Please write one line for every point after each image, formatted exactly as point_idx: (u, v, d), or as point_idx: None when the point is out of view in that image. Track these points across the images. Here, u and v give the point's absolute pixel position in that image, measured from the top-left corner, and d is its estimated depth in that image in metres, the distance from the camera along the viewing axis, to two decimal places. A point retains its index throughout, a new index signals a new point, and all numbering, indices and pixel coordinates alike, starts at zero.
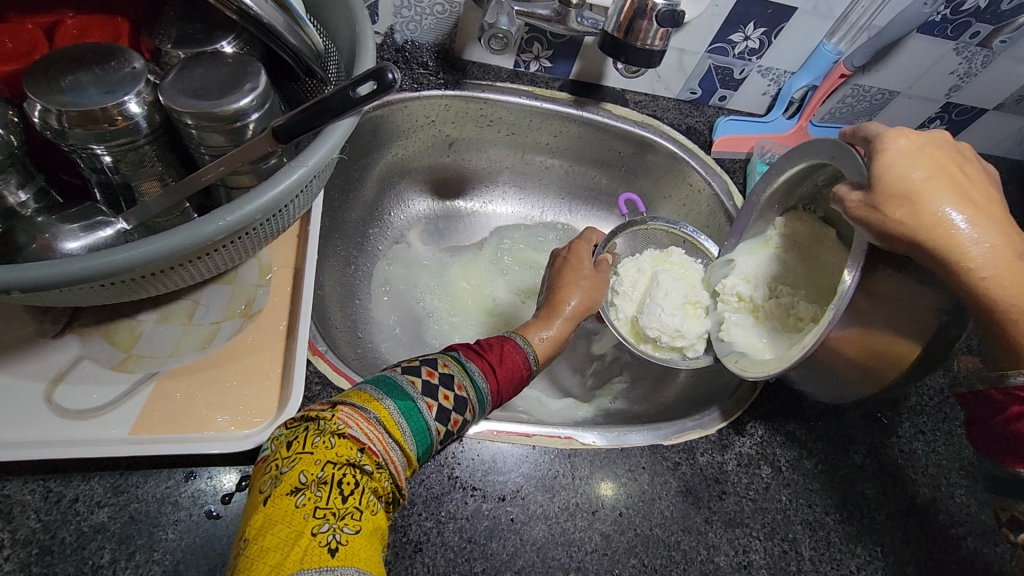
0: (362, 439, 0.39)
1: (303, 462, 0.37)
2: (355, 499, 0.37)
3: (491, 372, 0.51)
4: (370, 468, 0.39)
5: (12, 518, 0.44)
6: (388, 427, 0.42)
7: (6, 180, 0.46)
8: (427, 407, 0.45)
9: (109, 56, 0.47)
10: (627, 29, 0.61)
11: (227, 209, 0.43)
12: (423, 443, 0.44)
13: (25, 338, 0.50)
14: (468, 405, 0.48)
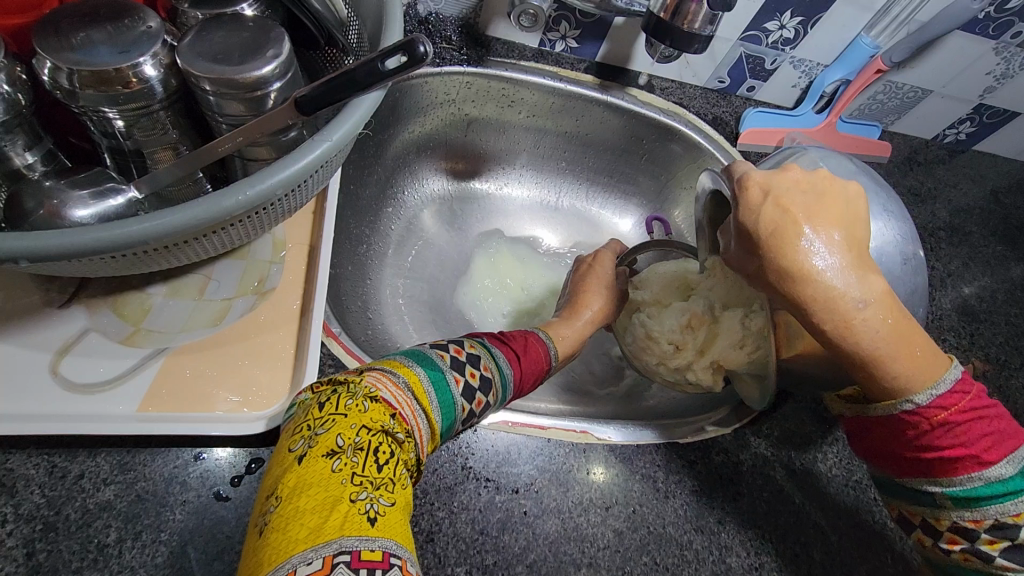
0: (393, 403, 0.38)
1: (337, 426, 0.35)
2: (390, 470, 0.35)
3: (516, 358, 0.50)
4: (403, 436, 0.37)
5: (15, 492, 0.43)
6: (416, 394, 0.40)
7: (13, 141, 0.43)
8: (455, 381, 0.43)
9: (125, 13, 0.44)
10: (674, 10, 0.59)
11: (247, 182, 0.41)
12: (448, 416, 0.42)
13: (29, 307, 0.48)
14: (491, 387, 0.46)
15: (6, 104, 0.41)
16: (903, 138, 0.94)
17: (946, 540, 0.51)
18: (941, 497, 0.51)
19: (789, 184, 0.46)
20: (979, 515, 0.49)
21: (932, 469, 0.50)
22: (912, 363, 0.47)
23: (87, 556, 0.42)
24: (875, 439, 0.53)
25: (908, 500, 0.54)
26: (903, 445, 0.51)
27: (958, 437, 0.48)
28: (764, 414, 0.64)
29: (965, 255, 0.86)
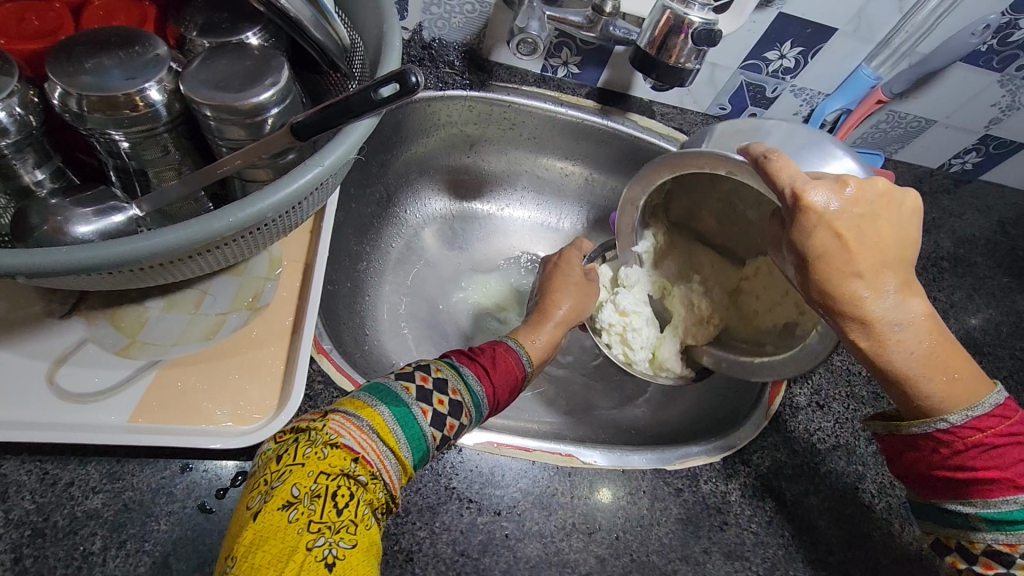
0: (356, 447, 0.39)
1: (294, 475, 0.37)
2: (350, 512, 0.37)
3: (484, 373, 0.50)
4: (365, 478, 0.39)
5: (7, 498, 0.44)
6: (381, 434, 0.41)
7: (23, 159, 0.45)
8: (422, 412, 0.44)
9: (135, 40, 0.47)
10: (660, 44, 0.59)
11: (238, 204, 0.42)
12: (418, 449, 0.43)
13: (31, 317, 0.49)
14: (462, 406, 0.46)
15: (17, 125, 0.43)
16: (908, 167, 0.94)
17: (981, 565, 0.49)
18: (975, 520, 0.49)
19: (850, 203, 0.47)
20: (1013, 540, 0.47)
21: (960, 490, 0.49)
22: (942, 388, 0.49)
23: (71, 563, 0.43)
24: (906, 455, 0.52)
25: (940, 521, 0.52)
26: (928, 461, 0.50)
27: (989, 462, 0.48)
28: (755, 444, 0.63)
29: (969, 286, 0.85)
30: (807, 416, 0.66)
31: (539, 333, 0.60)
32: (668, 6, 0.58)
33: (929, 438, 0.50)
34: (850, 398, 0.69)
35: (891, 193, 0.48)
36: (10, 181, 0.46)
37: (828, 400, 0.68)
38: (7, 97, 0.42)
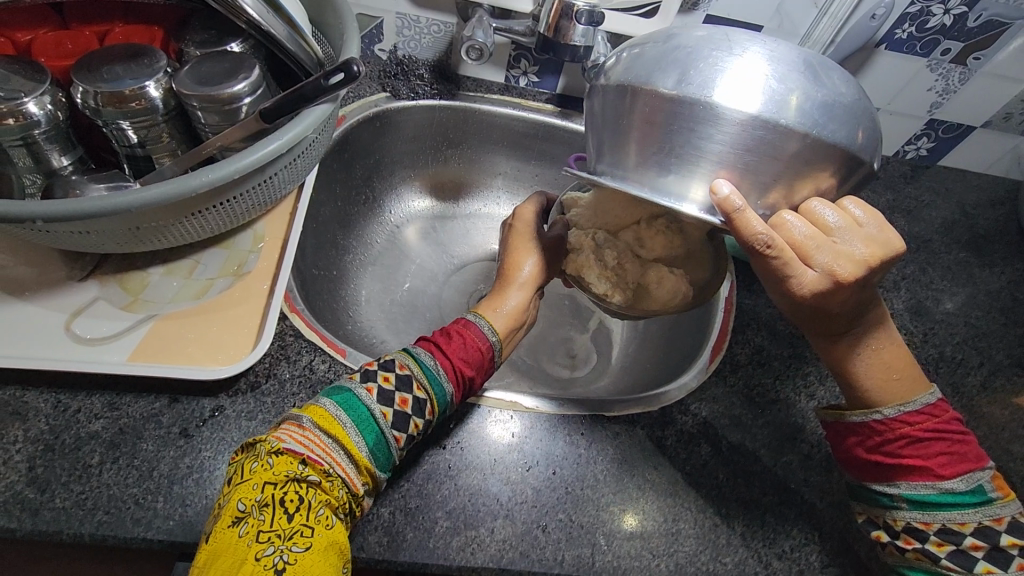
0: (300, 451, 0.47)
1: (241, 493, 0.45)
2: (300, 516, 0.44)
3: (440, 352, 0.57)
4: (313, 476, 0.46)
5: (27, 419, 0.53)
6: (329, 431, 0.49)
7: (53, 148, 0.57)
8: (367, 391, 0.52)
9: (141, 53, 0.58)
10: (556, 28, 0.68)
11: (210, 167, 0.52)
12: (369, 431, 0.50)
13: (57, 280, 0.60)
14: (414, 383, 0.54)
15: (48, 119, 0.55)
16: None
17: (902, 540, 0.54)
18: (898, 500, 0.54)
19: (846, 266, 0.48)
20: (931, 520, 0.52)
21: (885, 475, 0.55)
22: (880, 381, 0.57)
23: (74, 472, 0.52)
24: (845, 441, 0.58)
25: (869, 501, 0.57)
26: (859, 447, 0.57)
27: (915, 454, 0.54)
28: (694, 396, 0.68)
29: (923, 261, 0.88)
30: (747, 372, 0.71)
31: (508, 296, 0.66)
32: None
33: (860, 428, 0.57)
34: (792, 357, 0.73)
35: (885, 249, 0.48)
36: (42, 165, 0.57)
37: (769, 358, 0.72)
38: (40, 96, 0.54)
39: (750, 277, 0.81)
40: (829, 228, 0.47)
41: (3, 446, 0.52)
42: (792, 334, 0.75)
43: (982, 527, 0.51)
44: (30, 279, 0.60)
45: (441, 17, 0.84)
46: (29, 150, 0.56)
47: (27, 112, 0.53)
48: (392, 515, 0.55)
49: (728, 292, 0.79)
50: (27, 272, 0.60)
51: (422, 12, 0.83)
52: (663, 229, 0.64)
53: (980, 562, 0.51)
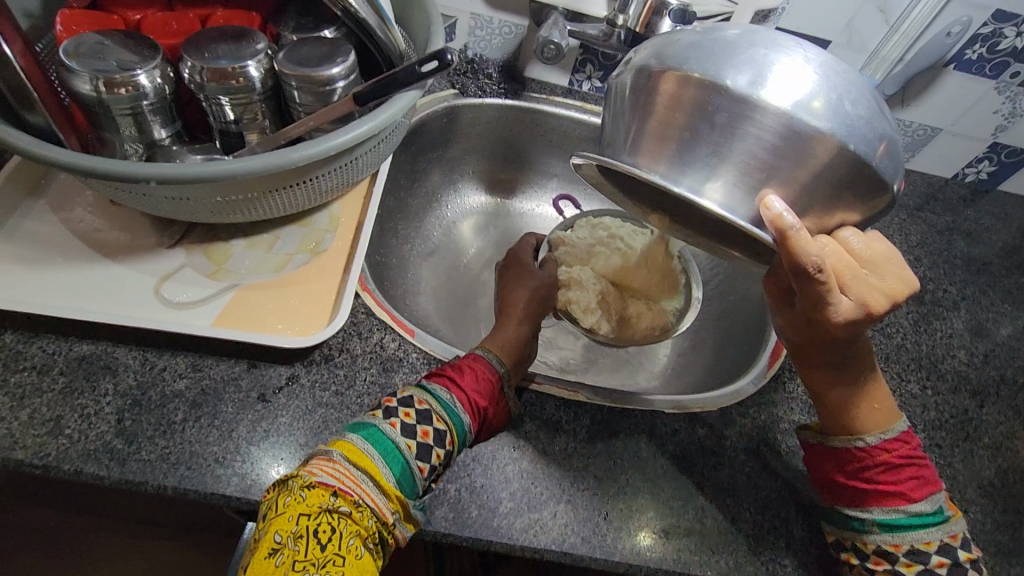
0: (332, 483, 0.46)
1: (277, 524, 0.45)
2: (334, 546, 0.44)
3: (454, 385, 0.56)
4: (345, 509, 0.45)
5: (116, 374, 0.56)
6: (357, 462, 0.48)
7: (155, 119, 0.60)
8: (390, 424, 0.51)
9: (243, 34, 0.61)
10: (647, 25, 0.72)
11: (308, 143, 0.55)
12: (396, 461, 0.49)
13: (147, 245, 0.63)
14: (432, 414, 0.52)
15: (156, 91, 0.58)
16: (921, 175, 0.98)
17: (871, 561, 0.54)
18: (870, 525, 0.54)
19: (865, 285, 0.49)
20: (901, 542, 0.53)
21: (861, 502, 0.55)
22: (865, 411, 0.57)
23: (160, 427, 0.54)
24: (821, 466, 0.58)
25: (838, 524, 0.56)
26: (837, 474, 0.57)
27: (888, 480, 0.54)
28: (754, 399, 0.68)
29: (983, 283, 0.86)
30: None
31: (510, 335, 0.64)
32: None
33: (833, 454, 0.57)
34: None
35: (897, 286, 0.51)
36: (144, 134, 0.60)
37: None
38: (152, 70, 0.57)
39: None
40: (862, 253, 0.49)
41: (95, 398, 0.54)
42: None
43: (943, 544, 0.52)
44: (122, 242, 0.62)
45: (513, 19, 0.86)
46: (135, 119, 0.59)
47: (139, 83, 0.56)
48: (458, 491, 0.56)
49: None
50: (119, 236, 0.63)
51: (495, 13, 0.85)
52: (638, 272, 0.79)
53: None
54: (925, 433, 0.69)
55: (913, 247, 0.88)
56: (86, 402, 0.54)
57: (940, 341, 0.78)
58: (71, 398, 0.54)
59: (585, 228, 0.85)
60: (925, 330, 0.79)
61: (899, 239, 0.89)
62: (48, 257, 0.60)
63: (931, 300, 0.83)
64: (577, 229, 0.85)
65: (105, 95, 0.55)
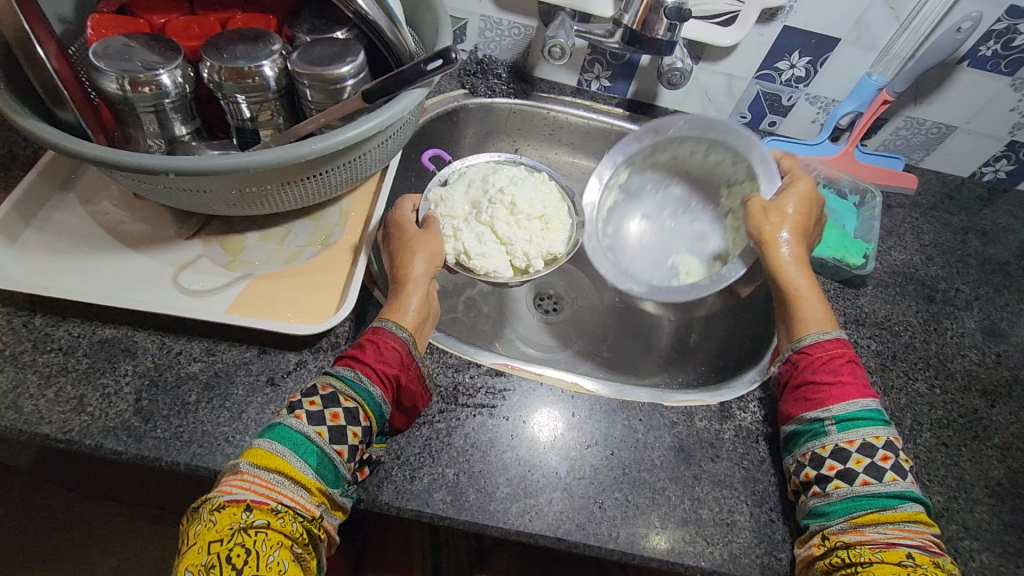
0: (241, 499, 0.46)
1: (191, 556, 0.45)
2: (252, 564, 0.44)
3: (358, 361, 0.56)
4: (258, 522, 0.46)
5: (135, 357, 0.59)
6: (264, 467, 0.49)
7: (176, 117, 0.63)
8: (296, 418, 0.52)
9: (260, 36, 0.64)
10: (643, 22, 0.72)
11: (318, 138, 0.57)
12: (309, 454, 0.50)
13: (166, 236, 0.66)
14: (340, 395, 0.53)
15: (176, 89, 0.61)
16: (937, 175, 0.96)
17: (826, 467, 0.56)
18: (827, 424, 0.57)
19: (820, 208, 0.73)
20: (853, 437, 0.56)
21: (820, 401, 0.59)
22: (817, 308, 0.66)
23: (175, 407, 0.56)
24: (786, 383, 0.63)
25: (800, 442, 0.59)
26: (796, 381, 0.62)
27: (840, 373, 0.60)
28: (755, 394, 0.68)
29: (998, 283, 0.84)
30: None
31: (409, 296, 0.62)
32: None
33: (794, 360, 0.63)
34: None
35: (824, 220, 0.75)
36: (166, 131, 0.64)
37: None
38: (173, 69, 0.60)
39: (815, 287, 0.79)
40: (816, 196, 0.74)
41: (115, 378, 0.57)
42: (855, 343, 0.74)
43: (890, 441, 0.56)
44: (145, 234, 0.66)
45: (522, 20, 0.87)
46: (157, 116, 0.62)
47: (161, 81, 0.59)
48: (456, 476, 0.57)
49: None
50: (142, 227, 0.66)
51: (504, 15, 0.87)
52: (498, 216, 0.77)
53: (888, 470, 0.54)
54: (931, 432, 0.68)
55: (925, 246, 0.86)
56: (107, 382, 0.57)
57: (951, 341, 0.77)
58: (93, 378, 0.57)
59: (459, 179, 0.82)
60: (935, 330, 0.77)
61: (910, 238, 0.87)
62: (76, 246, 0.63)
63: (943, 299, 0.81)
64: (453, 182, 0.82)
65: (129, 93, 0.59)
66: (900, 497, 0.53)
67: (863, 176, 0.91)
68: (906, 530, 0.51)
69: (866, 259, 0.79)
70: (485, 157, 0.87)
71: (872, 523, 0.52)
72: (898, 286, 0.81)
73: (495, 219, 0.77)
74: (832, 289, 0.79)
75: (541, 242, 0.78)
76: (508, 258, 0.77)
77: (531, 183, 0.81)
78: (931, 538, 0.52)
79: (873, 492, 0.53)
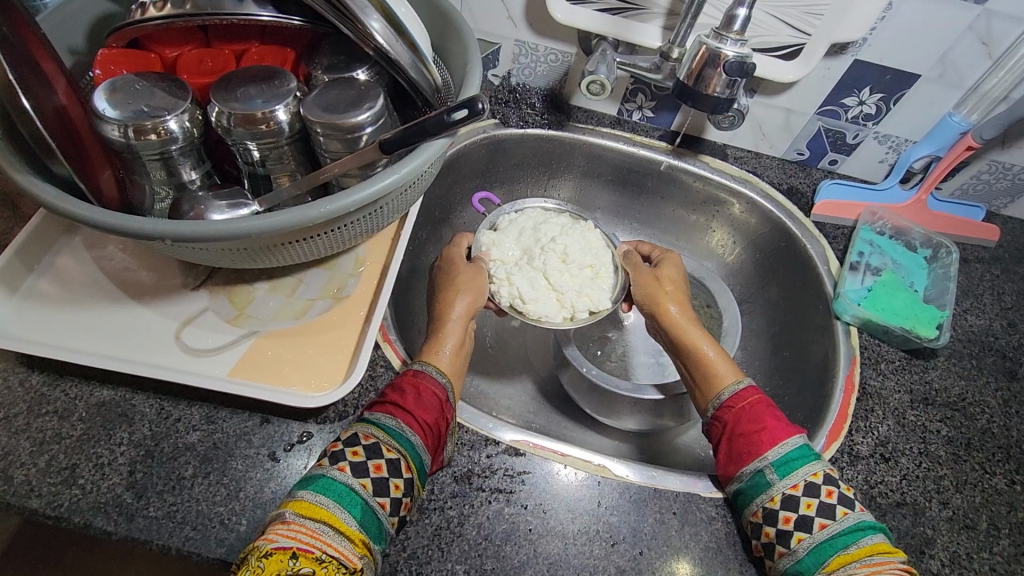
0: (289, 544, 0.43)
1: None
2: None
3: (400, 409, 0.54)
4: (308, 567, 0.42)
5: (132, 423, 0.55)
6: (308, 514, 0.45)
7: (184, 162, 0.59)
8: (339, 470, 0.48)
9: (273, 75, 0.60)
10: (697, 76, 0.64)
11: (329, 199, 0.52)
12: (353, 503, 0.47)
13: (172, 287, 0.62)
14: (382, 445, 0.50)
15: (184, 135, 0.57)
16: (1021, 224, 0.85)
17: (781, 520, 0.52)
18: (768, 473, 0.54)
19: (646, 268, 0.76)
20: (796, 480, 0.53)
21: (754, 452, 0.56)
22: (720, 359, 0.65)
23: (169, 482, 0.53)
24: (718, 441, 0.60)
25: (747, 500, 0.55)
26: (727, 437, 0.59)
27: (764, 419, 0.58)
28: None
29: None
30: (868, 467, 0.62)
31: (445, 338, 0.62)
32: (703, 43, 0.62)
33: (719, 416, 0.61)
34: (922, 456, 0.64)
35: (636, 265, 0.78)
36: (173, 177, 0.60)
37: (895, 454, 0.63)
38: (180, 114, 0.56)
39: (877, 356, 0.71)
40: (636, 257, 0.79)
41: (110, 447, 0.54)
42: (923, 426, 0.66)
43: (828, 474, 0.54)
44: (149, 284, 0.62)
45: (560, 46, 0.80)
46: (164, 163, 0.58)
47: (167, 128, 0.55)
48: (466, 573, 0.52)
49: (848, 369, 0.70)
50: (147, 276, 0.63)
51: (541, 40, 0.80)
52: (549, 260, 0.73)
53: (837, 505, 0.52)
54: (1011, 539, 0.59)
55: (1008, 310, 0.76)
56: (101, 451, 0.53)
57: None
58: (87, 446, 0.53)
59: (510, 226, 0.78)
60: (1018, 413, 0.68)
61: (990, 299, 0.77)
62: (79, 298, 0.60)
63: None
64: (504, 227, 0.78)
65: (133, 141, 0.55)
66: (859, 531, 0.50)
67: (936, 227, 0.82)
68: (874, 565, 0.48)
69: (939, 330, 0.71)
70: (537, 204, 0.82)
71: (840, 566, 0.49)
72: (974, 357, 0.72)
73: (547, 262, 0.73)
74: (897, 359, 0.71)
75: (590, 290, 0.73)
76: (560, 303, 0.72)
77: (580, 233, 0.77)
78: (899, 567, 0.48)
79: (833, 534, 0.50)
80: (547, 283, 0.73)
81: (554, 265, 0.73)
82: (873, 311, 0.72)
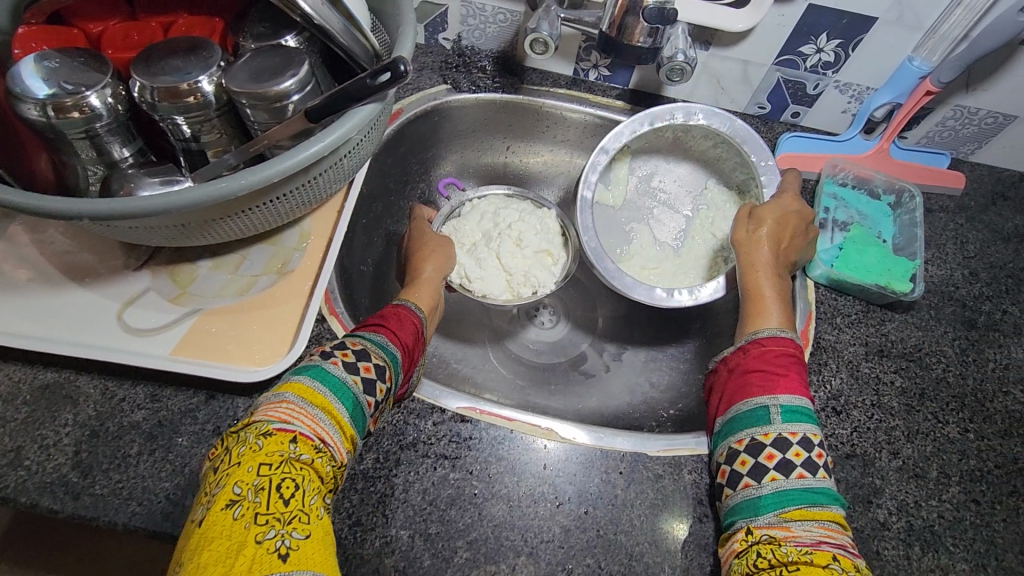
0: (295, 427, 0.43)
1: (235, 476, 0.40)
2: (299, 504, 0.39)
3: (385, 327, 0.54)
4: (307, 455, 0.42)
5: (77, 404, 0.56)
6: (311, 400, 0.45)
7: (114, 140, 0.58)
8: (334, 364, 0.48)
9: (197, 45, 0.58)
10: (619, 26, 0.62)
11: (247, 171, 0.51)
12: (347, 395, 0.47)
13: (114, 268, 0.62)
14: (370, 351, 0.50)
15: (108, 111, 0.55)
16: (989, 170, 0.83)
17: (765, 454, 0.51)
18: (773, 411, 0.53)
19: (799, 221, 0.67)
20: (796, 429, 0.52)
21: (766, 388, 0.54)
22: (780, 316, 0.61)
23: (114, 460, 0.53)
24: (729, 369, 0.59)
25: (739, 427, 0.54)
26: (742, 367, 0.57)
27: (789, 369, 0.56)
28: None
29: None
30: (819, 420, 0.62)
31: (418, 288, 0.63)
32: None
33: (745, 347, 0.58)
34: (874, 407, 0.63)
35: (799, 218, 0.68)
36: (104, 156, 0.59)
37: (847, 406, 0.63)
38: (100, 90, 0.54)
39: (834, 310, 0.70)
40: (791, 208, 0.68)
41: (55, 428, 0.54)
42: (877, 378, 0.65)
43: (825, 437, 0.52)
44: (91, 265, 0.62)
45: (507, 5, 0.77)
46: (91, 142, 0.57)
47: (88, 105, 0.54)
48: (411, 538, 0.53)
49: (805, 324, 0.69)
50: (89, 259, 0.62)
51: None
52: (506, 239, 0.75)
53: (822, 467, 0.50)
54: (960, 485, 0.59)
55: (968, 259, 0.75)
56: (47, 433, 0.54)
57: (993, 375, 0.66)
58: (32, 428, 0.54)
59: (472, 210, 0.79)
60: (975, 361, 0.67)
61: (953, 248, 0.76)
62: (21, 283, 0.60)
63: (986, 323, 0.70)
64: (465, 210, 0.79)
65: (54, 119, 0.54)
66: (830, 496, 0.49)
67: (901, 176, 0.79)
68: (831, 530, 0.47)
69: (914, 281, 0.70)
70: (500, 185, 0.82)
71: (798, 519, 0.47)
72: (933, 308, 0.71)
73: (508, 243, 0.75)
74: (854, 313, 0.70)
75: (540, 269, 0.75)
76: (512, 282, 0.75)
77: (537, 217, 0.78)
78: (853, 543, 0.47)
79: (808, 486, 0.49)
80: (500, 263, 0.75)
81: (513, 246, 0.75)
82: (849, 269, 0.70)
